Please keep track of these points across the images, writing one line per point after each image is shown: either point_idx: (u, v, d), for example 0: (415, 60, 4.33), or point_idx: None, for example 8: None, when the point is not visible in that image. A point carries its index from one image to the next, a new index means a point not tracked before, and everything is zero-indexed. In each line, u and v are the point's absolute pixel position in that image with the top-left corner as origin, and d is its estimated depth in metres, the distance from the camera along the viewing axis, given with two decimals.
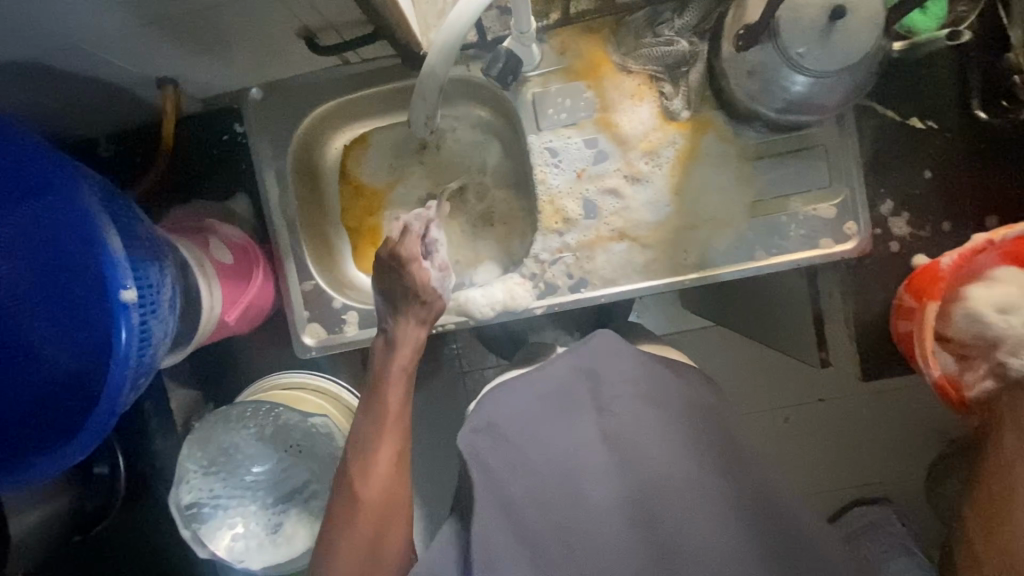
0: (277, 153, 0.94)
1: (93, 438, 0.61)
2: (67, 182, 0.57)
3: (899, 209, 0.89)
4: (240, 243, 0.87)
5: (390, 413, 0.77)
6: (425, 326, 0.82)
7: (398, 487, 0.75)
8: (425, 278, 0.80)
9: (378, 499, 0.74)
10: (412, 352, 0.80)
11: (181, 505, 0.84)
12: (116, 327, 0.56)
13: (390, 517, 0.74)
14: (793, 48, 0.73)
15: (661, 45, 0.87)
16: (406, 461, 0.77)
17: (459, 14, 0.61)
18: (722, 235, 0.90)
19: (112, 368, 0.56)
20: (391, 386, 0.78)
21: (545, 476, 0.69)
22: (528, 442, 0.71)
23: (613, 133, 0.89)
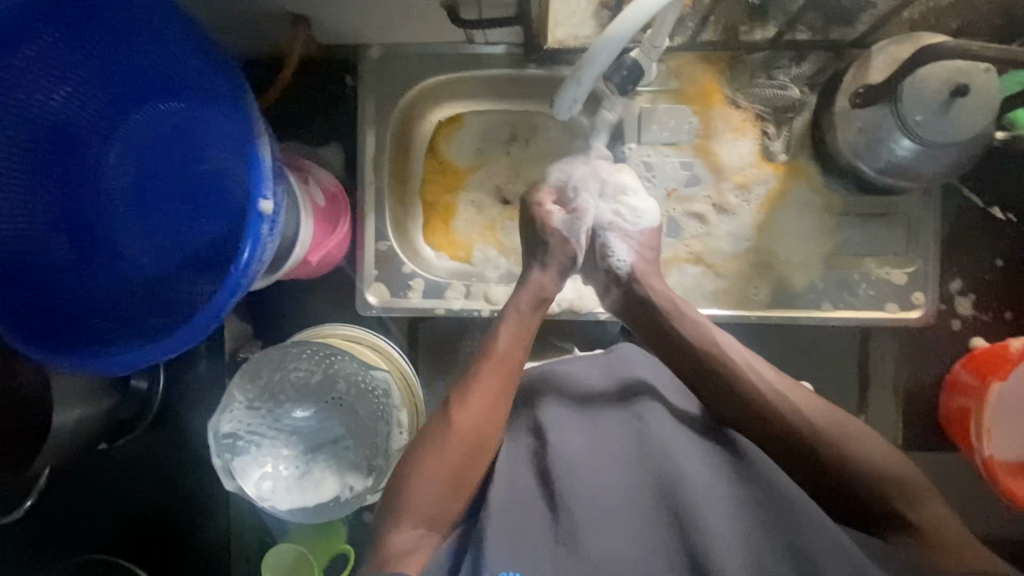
0: (382, 113, 0.96)
1: (190, 338, 0.61)
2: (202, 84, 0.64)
3: (966, 290, 0.92)
4: (330, 188, 0.88)
5: (497, 358, 0.76)
6: (556, 272, 0.83)
7: (491, 424, 0.72)
8: (548, 218, 0.83)
9: (464, 441, 0.71)
10: (529, 299, 0.81)
11: (219, 433, 0.83)
12: (246, 232, 0.56)
13: (470, 465, 0.71)
14: (911, 114, 0.76)
15: (774, 88, 0.90)
16: (501, 413, 0.73)
17: (636, 11, 0.63)
18: (794, 280, 0.92)
19: (230, 273, 0.57)
20: (504, 334, 0.78)
21: (570, 465, 0.69)
22: (555, 432, 0.72)
23: (709, 160, 0.92)
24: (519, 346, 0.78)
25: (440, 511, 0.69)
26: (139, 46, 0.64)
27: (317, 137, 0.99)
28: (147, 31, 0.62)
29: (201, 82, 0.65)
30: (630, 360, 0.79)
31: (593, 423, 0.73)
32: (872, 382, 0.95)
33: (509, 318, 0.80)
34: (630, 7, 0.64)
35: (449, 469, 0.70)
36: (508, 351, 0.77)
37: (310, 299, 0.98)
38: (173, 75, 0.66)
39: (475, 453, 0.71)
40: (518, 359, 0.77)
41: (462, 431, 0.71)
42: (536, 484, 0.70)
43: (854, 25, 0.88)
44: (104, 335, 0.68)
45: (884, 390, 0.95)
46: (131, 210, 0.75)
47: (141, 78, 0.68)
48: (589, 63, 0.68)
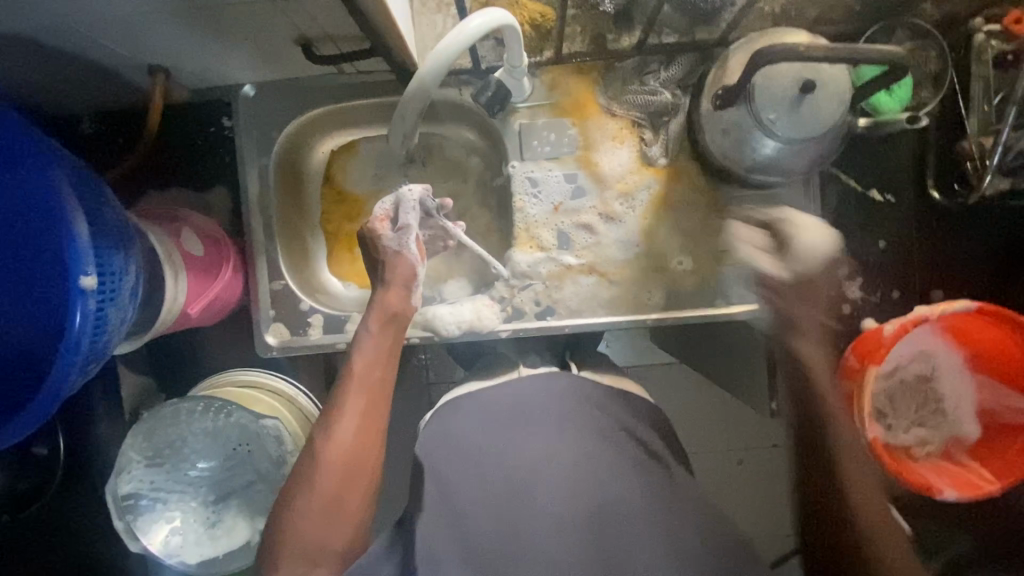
0: (263, 151, 0.95)
1: (27, 428, 0.57)
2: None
3: (854, 273, 0.93)
4: (211, 235, 0.88)
5: (360, 377, 0.75)
6: (401, 288, 0.80)
7: (365, 444, 0.73)
8: (379, 237, 0.81)
9: (340, 467, 0.71)
10: (382, 313, 0.79)
11: (117, 496, 0.82)
12: (70, 312, 0.55)
13: (346, 490, 0.71)
14: (765, 112, 0.77)
15: (646, 93, 0.90)
16: (376, 437, 0.75)
17: (455, 34, 0.62)
18: (686, 281, 0.93)
19: (61, 353, 0.55)
20: (358, 360, 0.76)
21: (497, 483, 0.71)
22: (469, 446, 0.75)
23: (592, 171, 0.92)
24: (378, 360, 0.77)
25: (319, 546, 0.69)
26: None
27: (201, 182, 0.97)
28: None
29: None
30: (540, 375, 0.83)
31: (507, 434, 0.75)
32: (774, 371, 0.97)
33: (363, 340, 0.78)
34: (448, 34, 0.63)
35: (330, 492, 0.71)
36: (367, 372, 0.76)
37: (213, 346, 0.98)
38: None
39: (354, 468, 0.72)
40: (378, 376, 0.77)
41: (339, 453, 0.72)
42: (464, 503, 0.71)
43: (717, 23, 0.89)
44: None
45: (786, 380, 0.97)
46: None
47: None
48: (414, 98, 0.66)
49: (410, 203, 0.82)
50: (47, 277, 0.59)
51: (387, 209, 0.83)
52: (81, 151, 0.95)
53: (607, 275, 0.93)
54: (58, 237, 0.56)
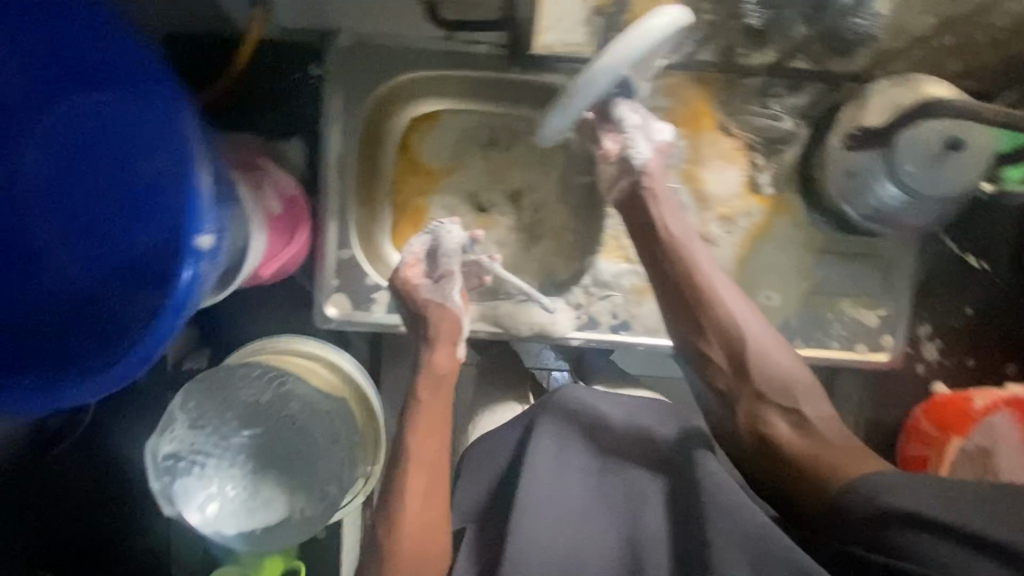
0: (350, 108, 0.88)
1: (119, 379, 0.55)
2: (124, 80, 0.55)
3: (934, 335, 0.92)
4: (290, 194, 0.81)
5: (426, 440, 0.76)
6: (448, 345, 0.79)
7: (437, 491, 0.75)
8: (413, 283, 0.80)
9: (419, 516, 0.73)
10: (428, 374, 0.78)
11: (158, 454, 0.77)
12: (182, 269, 0.51)
13: (429, 532, 0.73)
14: (903, 163, 0.73)
15: (768, 118, 0.86)
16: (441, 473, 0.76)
17: (636, 37, 0.64)
18: (769, 317, 0.90)
19: (167, 311, 0.52)
20: (420, 414, 0.77)
21: (579, 501, 0.75)
22: (544, 509, 0.73)
23: (695, 188, 0.88)
24: (434, 428, 0.77)
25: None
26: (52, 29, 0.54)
27: (276, 130, 0.90)
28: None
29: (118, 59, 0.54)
30: (579, 408, 0.81)
31: (580, 484, 0.76)
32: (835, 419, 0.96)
33: (415, 411, 0.77)
34: (629, 32, 0.64)
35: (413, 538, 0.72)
36: (423, 444, 0.75)
37: (266, 307, 0.92)
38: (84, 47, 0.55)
39: (434, 522, 0.73)
40: (441, 439, 0.77)
41: (414, 504, 0.73)
42: (552, 516, 0.72)
43: (853, 57, 0.84)
44: (11, 366, 0.58)
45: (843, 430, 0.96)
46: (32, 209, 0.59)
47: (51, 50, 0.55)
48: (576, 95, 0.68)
49: (452, 246, 0.81)
50: (164, 226, 0.56)
51: (419, 251, 0.82)
52: None
53: None
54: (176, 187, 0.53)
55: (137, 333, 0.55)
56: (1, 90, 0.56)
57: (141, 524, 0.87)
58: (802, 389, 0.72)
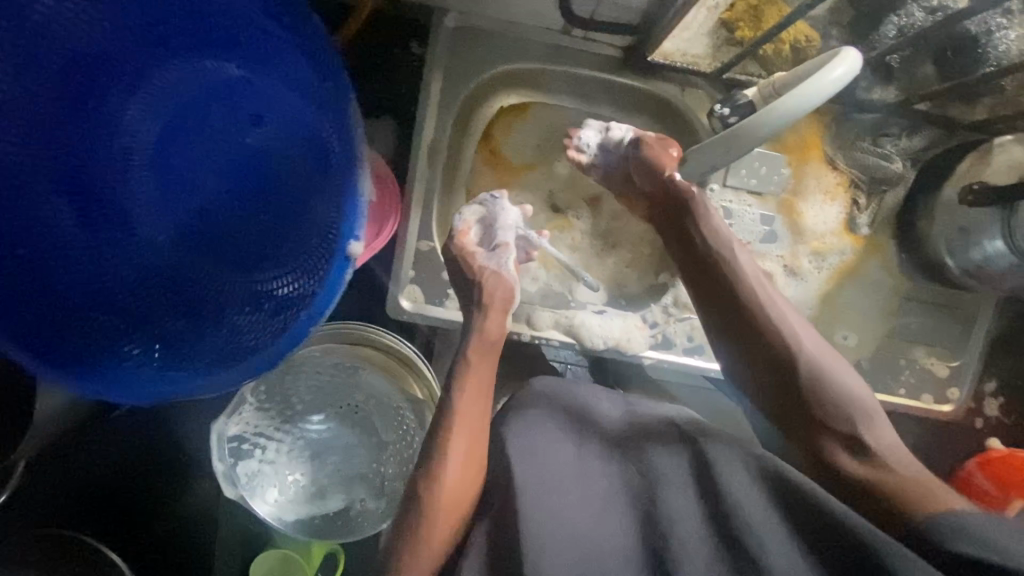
0: (448, 93, 0.83)
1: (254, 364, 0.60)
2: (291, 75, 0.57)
3: (997, 392, 0.93)
4: (379, 173, 0.77)
5: (466, 415, 0.67)
6: (499, 314, 0.74)
7: (475, 458, 0.66)
8: (471, 257, 0.76)
9: (453, 488, 0.63)
10: (483, 348, 0.72)
11: (225, 436, 0.74)
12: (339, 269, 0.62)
13: (461, 506, 0.64)
14: (1021, 227, 0.72)
15: (877, 156, 0.84)
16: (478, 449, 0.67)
17: (808, 92, 0.52)
18: (844, 356, 0.89)
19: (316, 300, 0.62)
20: (463, 394, 0.68)
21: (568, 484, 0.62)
22: (549, 492, 0.61)
23: (792, 219, 0.86)
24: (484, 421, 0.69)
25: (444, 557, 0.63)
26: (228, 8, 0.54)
27: (363, 106, 0.84)
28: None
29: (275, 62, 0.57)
30: (561, 401, 0.70)
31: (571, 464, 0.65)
32: None
33: (461, 373, 0.70)
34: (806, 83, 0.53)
35: (448, 503, 0.63)
36: (472, 436, 0.67)
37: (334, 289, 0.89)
38: (230, 39, 0.56)
39: (460, 501, 0.64)
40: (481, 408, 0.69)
41: (453, 472, 0.64)
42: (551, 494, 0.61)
43: (974, 106, 0.83)
44: (116, 333, 0.56)
45: None
46: (141, 181, 0.59)
47: (191, 29, 0.55)
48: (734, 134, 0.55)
49: (509, 222, 0.79)
50: (290, 218, 0.64)
51: (472, 222, 0.80)
52: None
53: None
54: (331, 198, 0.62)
55: (272, 321, 0.61)
56: (150, 52, 0.55)
57: (181, 502, 0.83)
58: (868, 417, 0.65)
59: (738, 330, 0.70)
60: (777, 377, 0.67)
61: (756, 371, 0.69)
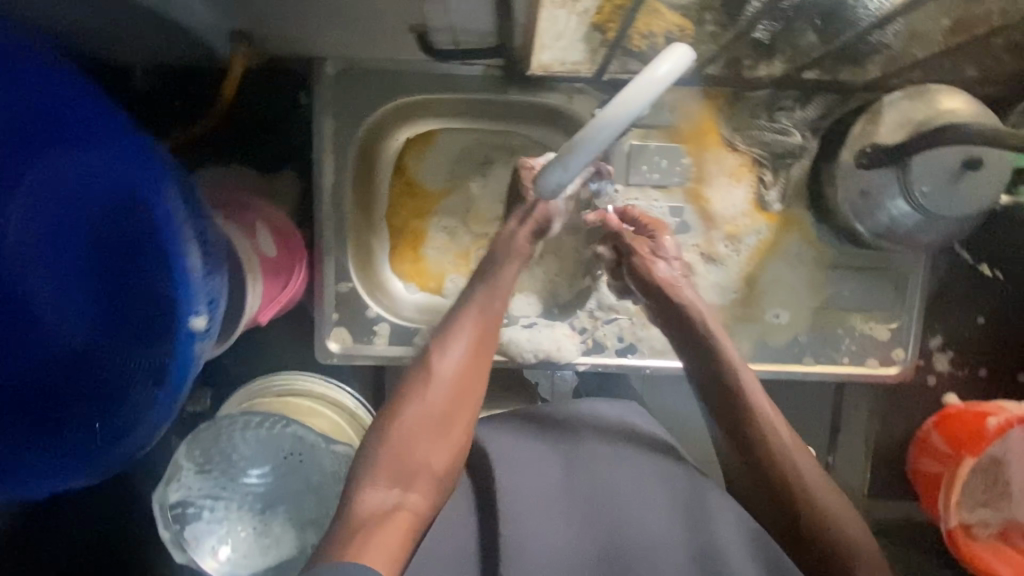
0: (341, 138, 0.84)
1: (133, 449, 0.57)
2: (109, 147, 0.52)
3: (945, 346, 0.91)
4: (280, 229, 0.79)
5: (440, 381, 0.67)
6: (492, 301, 0.73)
7: (456, 420, 0.66)
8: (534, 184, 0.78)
9: (426, 430, 0.64)
10: (488, 312, 0.73)
11: (166, 504, 0.77)
12: (183, 351, 0.53)
13: (425, 468, 0.63)
14: (918, 184, 0.71)
15: (775, 132, 0.83)
16: (459, 416, 0.66)
17: (640, 92, 0.53)
18: (779, 334, 0.88)
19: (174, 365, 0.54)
20: (453, 358, 0.69)
21: (543, 501, 0.62)
22: (529, 505, 0.61)
23: (700, 207, 0.85)
24: (481, 369, 0.70)
25: (399, 520, 0.59)
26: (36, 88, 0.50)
27: (264, 163, 0.87)
28: (29, 67, 0.50)
29: (93, 132, 0.52)
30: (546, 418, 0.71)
31: (558, 488, 0.64)
32: (843, 433, 0.95)
33: (444, 339, 0.70)
34: (630, 87, 0.53)
35: (414, 453, 0.63)
36: (462, 378, 0.68)
37: (268, 342, 0.91)
38: (65, 126, 0.52)
39: (436, 435, 0.65)
40: (468, 381, 0.68)
41: (422, 428, 0.64)
42: (530, 508, 0.61)
43: (866, 66, 0.81)
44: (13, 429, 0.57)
45: (855, 444, 0.95)
46: (44, 278, 0.58)
47: (36, 122, 0.52)
48: (579, 148, 0.55)
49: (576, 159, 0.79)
50: (155, 295, 0.55)
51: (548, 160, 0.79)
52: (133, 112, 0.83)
53: None
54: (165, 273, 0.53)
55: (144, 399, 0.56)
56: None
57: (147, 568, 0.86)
58: (861, 552, 0.62)
59: (730, 426, 0.69)
60: (768, 477, 0.66)
61: (738, 463, 0.68)
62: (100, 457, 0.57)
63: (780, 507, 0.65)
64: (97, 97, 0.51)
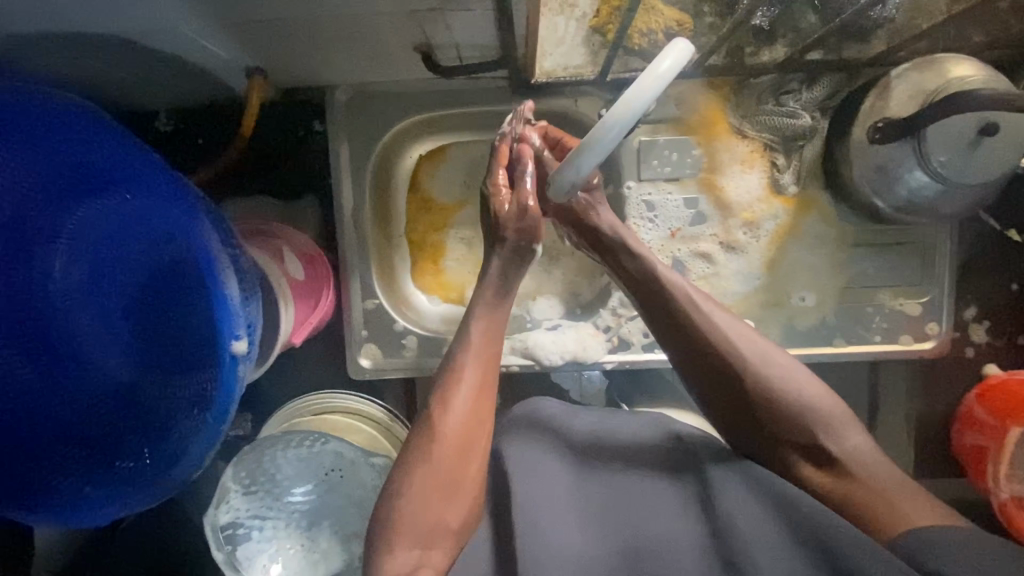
0: (357, 160, 0.87)
1: (189, 467, 0.61)
2: (145, 188, 0.55)
3: (980, 316, 0.89)
4: (308, 253, 0.82)
5: (450, 429, 0.66)
6: (492, 338, 0.71)
7: (468, 466, 0.66)
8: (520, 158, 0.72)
9: (441, 480, 0.65)
10: (486, 351, 0.70)
11: (217, 526, 0.79)
12: (226, 377, 0.55)
13: (446, 514, 0.64)
14: (934, 154, 0.70)
15: (782, 116, 0.82)
16: (472, 462, 0.66)
17: (647, 85, 0.53)
18: (806, 316, 0.87)
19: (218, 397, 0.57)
20: (460, 400, 0.67)
21: (555, 504, 0.65)
22: (543, 513, 0.64)
23: (715, 196, 0.86)
24: (485, 414, 0.68)
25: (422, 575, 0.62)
26: (72, 137, 0.53)
27: (286, 191, 0.90)
28: (61, 118, 0.53)
29: (128, 177, 0.56)
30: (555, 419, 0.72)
31: (569, 494, 0.67)
32: (882, 412, 0.94)
33: (448, 384, 0.68)
34: (634, 83, 0.54)
35: (433, 503, 0.64)
36: (469, 423, 0.67)
37: (302, 363, 0.94)
38: (102, 171, 0.55)
39: (450, 492, 0.65)
40: (478, 424, 0.67)
41: (435, 480, 0.64)
42: (542, 514, 0.64)
43: (870, 41, 0.80)
44: (68, 470, 0.60)
45: (895, 423, 0.94)
46: (93, 318, 0.62)
47: (71, 171, 0.55)
48: (594, 146, 0.56)
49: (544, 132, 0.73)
50: (193, 334, 0.59)
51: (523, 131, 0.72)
52: (160, 153, 0.87)
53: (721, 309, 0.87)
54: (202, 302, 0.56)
55: (192, 427, 0.60)
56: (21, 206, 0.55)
57: None
58: (840, 424, 0.65)
59: (713, 384, 0.68)
60: (744, 396, 0.67)
61: (717, 396, 0.68)
62: (161, 480, 0.61)
63: (760, 422, 0.66)
64: (127, 141, 0.55)
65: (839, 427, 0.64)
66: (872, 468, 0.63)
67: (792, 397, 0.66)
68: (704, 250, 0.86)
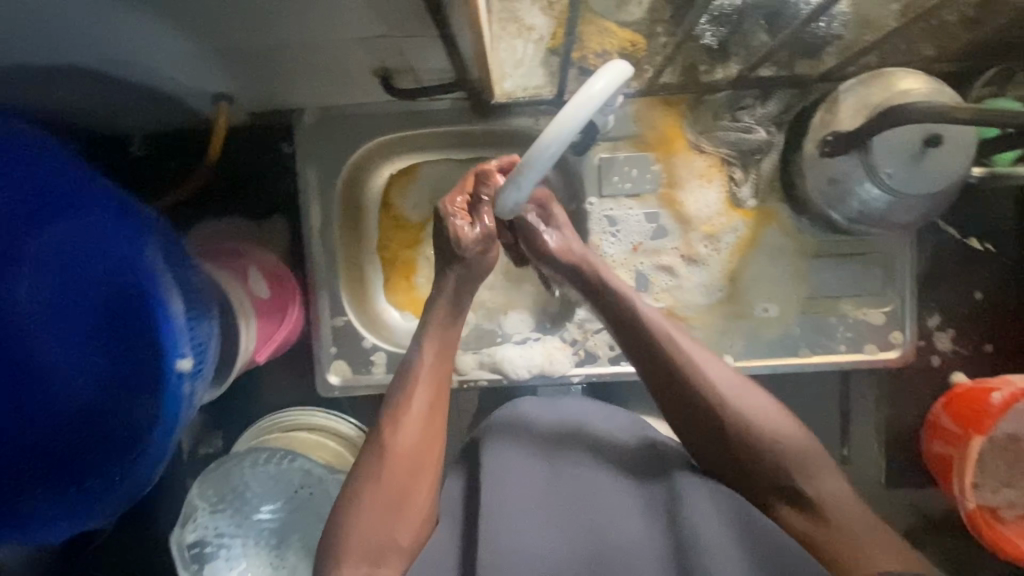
0: (323, 180, 0.89)
1: (135, 489, 0.62)
2: (93, 212, 0.58)
3: (945, 324, 0.90)
4: (274, 271, 0.84)
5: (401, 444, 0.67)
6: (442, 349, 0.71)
7: (420, 483, 0.67)
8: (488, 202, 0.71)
9: (389, 495, 0.65)
10: (436, 369, 0.70)
11: (183, 545, 0.79)
12: (171, 393, 0.58)
13: (394, 527, 0.64)
14: (881, 166, 0.71)
15: (739, 131, 0.85)
16: (426, 478, 0.67)
17: (578, 105, 0.55)
18: (770, 327, 0.88)
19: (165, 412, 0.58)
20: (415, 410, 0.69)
21: (521, 507, 0.64)
22: (509, 520, 0.63)
23: (676, 210, 0.87)
24: (433, 438, 0.69)
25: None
26: (37, 166, 0.57)
27: (256, 211, 0.93)
28: (34, 147, 0.57)
29: (77, 201, 0.58)
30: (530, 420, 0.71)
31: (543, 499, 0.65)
32: (852, 422, 0.94)
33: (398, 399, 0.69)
34: (573, 99, 0.55)
35: (381, 516, 0.64)
36: (423, 437, 0.68)
37: (274, 380, 0.95)
38: (61, 195, 0.58)
39: (398, 508, 0.65)
40: (432, 436, 0.69)
41: (386, 493, 0.65)
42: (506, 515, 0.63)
43: (820, 58, 0.82)
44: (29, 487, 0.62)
45: (864, 432, 0.94)
46: (57, 339, 0.62)
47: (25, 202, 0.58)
48: (531, 164, 0.58)
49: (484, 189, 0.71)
50: (143, 354, 0.60)
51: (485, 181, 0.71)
52: (134, 177, 0.90)
53: (686, 321, 0.88)
54: (149, 320, 0.58)
55: (142, 441, 0.60)
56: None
57: None
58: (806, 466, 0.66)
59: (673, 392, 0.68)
60: (723, 430, 0.67)
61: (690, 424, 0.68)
62: (109, 499, 0.62)
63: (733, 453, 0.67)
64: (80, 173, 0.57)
65: (814, 471, 0.65)
66: (852, 517, 0.63)
67: (762, 424, 0.66)
68: (667, 263, 0.88)
